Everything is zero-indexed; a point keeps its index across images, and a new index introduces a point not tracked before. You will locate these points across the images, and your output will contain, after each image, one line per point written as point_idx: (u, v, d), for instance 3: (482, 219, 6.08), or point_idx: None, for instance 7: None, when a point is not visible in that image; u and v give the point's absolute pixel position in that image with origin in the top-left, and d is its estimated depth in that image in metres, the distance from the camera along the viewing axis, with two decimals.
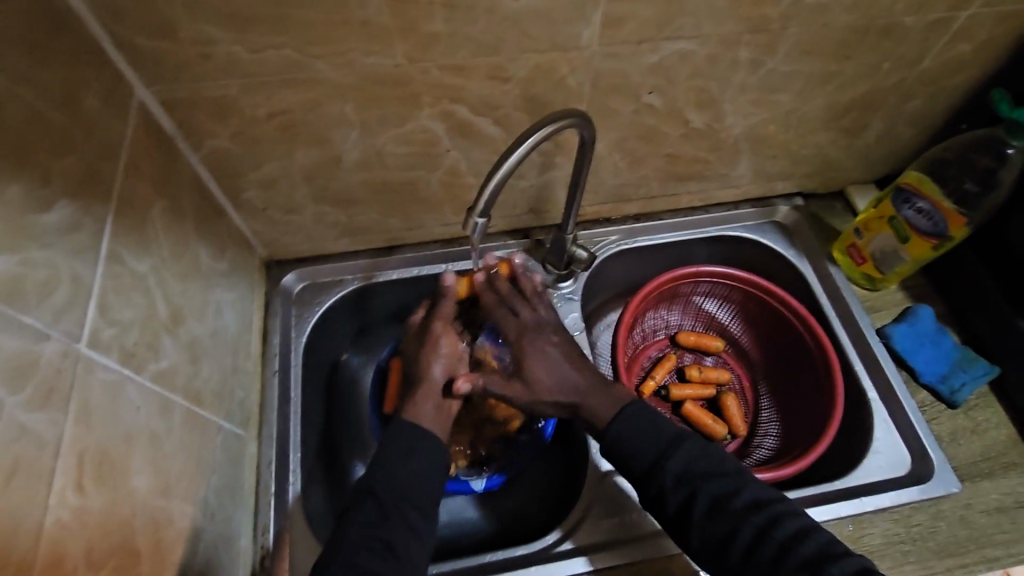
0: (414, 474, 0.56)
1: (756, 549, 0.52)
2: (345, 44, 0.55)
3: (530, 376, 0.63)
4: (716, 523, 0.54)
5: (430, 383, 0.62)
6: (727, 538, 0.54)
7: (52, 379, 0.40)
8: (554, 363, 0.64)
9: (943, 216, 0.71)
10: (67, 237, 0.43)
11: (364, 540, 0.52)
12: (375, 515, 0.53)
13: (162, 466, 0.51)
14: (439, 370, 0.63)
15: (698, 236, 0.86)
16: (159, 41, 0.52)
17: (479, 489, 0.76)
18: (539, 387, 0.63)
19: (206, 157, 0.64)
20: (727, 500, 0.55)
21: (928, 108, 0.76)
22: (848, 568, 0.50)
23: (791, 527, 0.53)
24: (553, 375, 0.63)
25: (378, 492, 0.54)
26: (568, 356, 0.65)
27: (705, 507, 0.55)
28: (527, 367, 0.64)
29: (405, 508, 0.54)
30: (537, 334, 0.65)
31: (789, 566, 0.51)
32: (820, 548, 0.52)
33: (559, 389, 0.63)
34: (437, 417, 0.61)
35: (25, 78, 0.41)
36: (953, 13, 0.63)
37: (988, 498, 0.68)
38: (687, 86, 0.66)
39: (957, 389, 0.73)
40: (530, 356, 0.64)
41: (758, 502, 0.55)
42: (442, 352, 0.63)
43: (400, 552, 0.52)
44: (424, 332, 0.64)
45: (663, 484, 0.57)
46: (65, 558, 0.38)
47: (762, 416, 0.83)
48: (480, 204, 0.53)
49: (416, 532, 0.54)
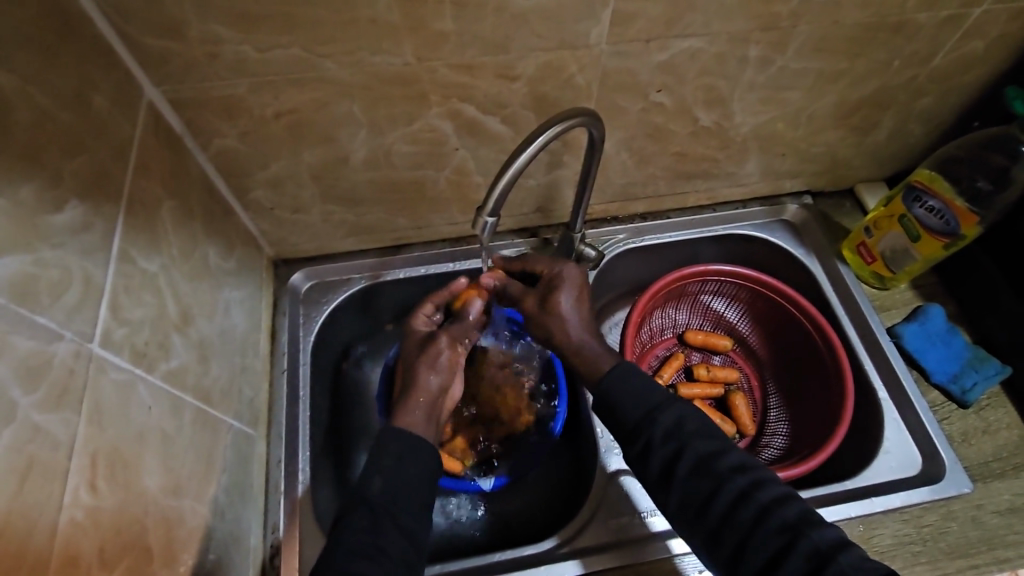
0: (409, 479, 0.55)
1: (735, 509, 0.52)
2: (355, 43, 0.54)
3: (551, 301, 0.65)
4: (698, 481, 0.54)
5: (422, 392, 0.61)
6: (708, 497, 0.53)
7: (65, 378, 0.40)
8: (569, 316, 0.65)
9: (954, 214, 0.70)
10: (79, 237, 0.43)
11: (359, 545, 0.51)
12: (367, 525, 0.52)
13: (173, 466, 0.51)
14: (434, 380, 0.62)
15: (706, 235, 0.86)
16: (170, 41, 0.52)
17: (487, 488, 0.73)
18: (555, 309, 0.65)
19: (215, 157, 0.64)
20: (712, 460, 0.54)
21: (938, 106, 0.75)
22: (827, 538, 0.49)
23: (773, 492, 0.52)
24: (566, 301, 0.65)
25: (370, 500, 0.53)
26: (577, 289, 0.66)
27: (690, 464, 0.54)
28: (551, 296, 0.66)
29: (396, 512, 0.53)
30: (561, 284, 0.66)
31: (768, 529, 0.50)
32: (801, 514, 0.51)
33: (572, 315, 0.65)
34: (428, 424, 0.60)
35: (37, 80, 0.41)
36: (966, 10, 0.62)
37: (1000, 499, 0.68)
38: (696, 84, 0.66)
39: (969, 388, 0.72)
40: (558, 281, 0.66)
41: (743, 464, 0.54)
42: (441, 364, 0.63)
43: (393, 554, 0.51)
44: (430, 341, 0.65)
45: (651, 438, 0.56)
46: (79, 557, 0.38)
47: (771, 415, 0.82)
48: (489, 203, 0.53)
49: (409, 534, 0.53)
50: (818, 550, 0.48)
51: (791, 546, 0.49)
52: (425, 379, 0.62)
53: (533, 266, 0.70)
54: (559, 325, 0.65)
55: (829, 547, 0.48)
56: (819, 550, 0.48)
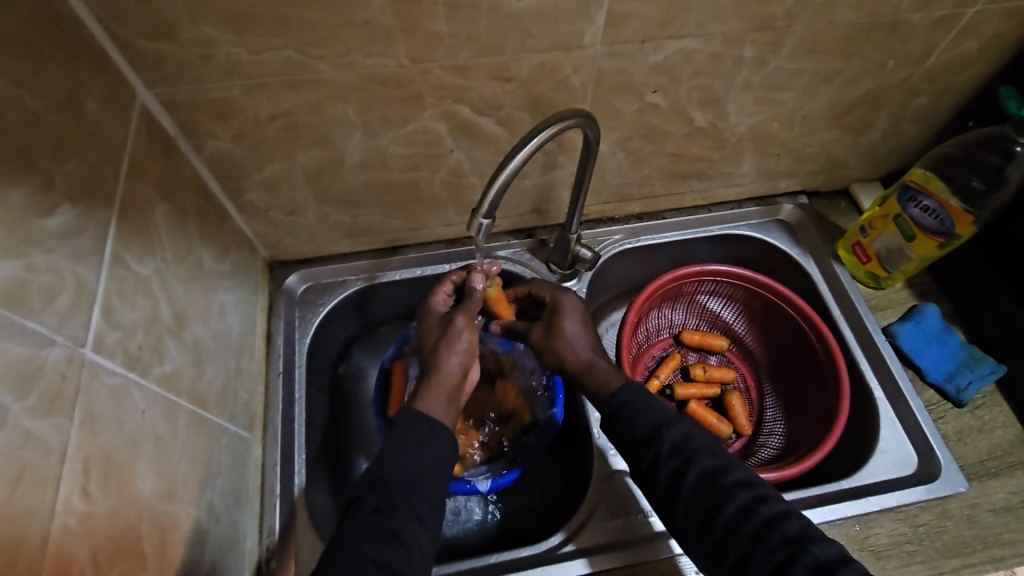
0: (424, 469, 0.54)
1: (738, 522, 0.52)
2: (349, 45, 0.54)
3: (556, 327, 0.67)
4: (702, 496, 0.54)
5: (445, 376, 0.60)
6: (712, 510, 0.53)
7: (57, 385, 0.39)
8: (575, 339, 0.66)
9: (948, 214, 0.70)
10: (71, 242, 0.43)
11: (375, 529, 0.50)
12: (384, 505, 0.52)
13: (167, 470, 0.51)
14: (455, 363, 0.61)
15: (702, 235, 0.86)
16: (162, 43, 0.51)
17: (483, 489, 0.72)
18: (561, 335, 0.66)
19: (209, 159, 0.64)
20: (718, 475, 0.54)
21: (933, 105, 0.75)
22: (831, 551, 0.49)
23: (777, 507, 0.52)
24: (572, 324, 0.67)
25: (389, 483, 0.53)
26: (582, 316, 0.68)
27: (696, 479, 0.54)
28: (556, 320, 0.67)
29: (414, 498, 0.53)
30: (566, 311, 0.68)
31: (771, 541, 0.50)
32: (804, 528, 0.51)
33: (579, 338, 0.66)
34: (448, 409, 0.59)
35: (27, 83, 0.41)
36: (960, 10, 0.62)
37: (995, 497, 0.68)
38: (691, 85, 0.66)
39: (963, 388, 0.73)
40: (562, 308, 0.68)
41: (748, 481, 0.54)
42: (462, 345, 0.62)
43: (410, 542, 0.50)
44: (447, 323, 0.64)
45: (659, 452, 0.56)
46: (72, 562, 0.38)
47: (767, 415, 0.82)
48: (484, 204, 0.53)
49: (424, 523, 0.52)
50: (818, 563, 0.48)
51: (793, 559, 0.49)
52: (447, 363, 0.61)
53: (536, 291, 0.72)
54: (566, 347, 0.66)
55: (830, 560, 0.48)
56: (820, 564, 0.48)
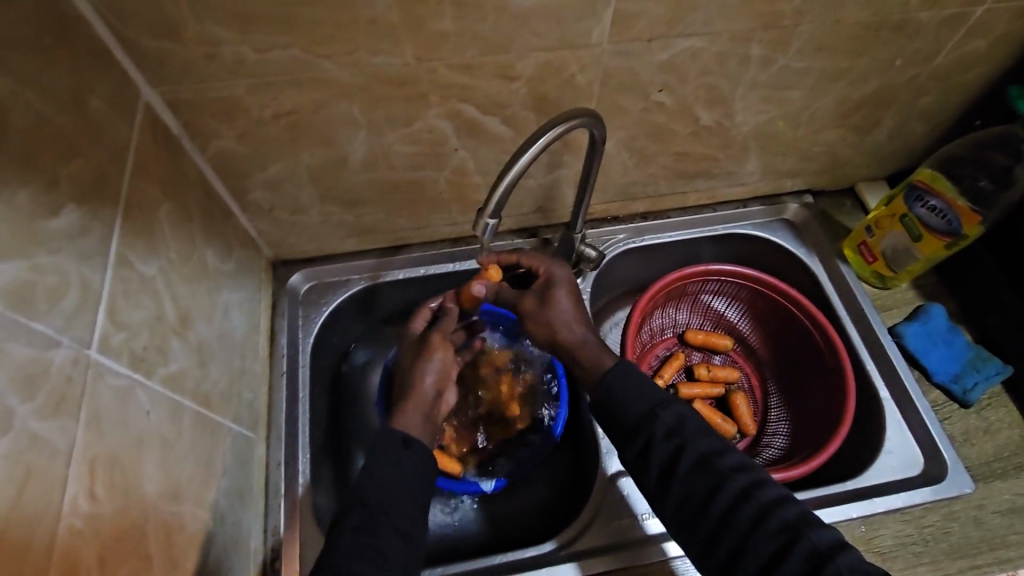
0: (400, 478, 0.54)
1: (734, 508, 0.51)
2: (355, 43, 0.54)
3: (549, 298, 0.65)
4: (698, 480, 0.53)
5: (421, 394, 0.60)
6: (708, 495, 0.52)
7: (63, 387, 0.39)
8: (564, 316, 0.65)
9: (957, 214, 0.70)
10: (76, 242, 0.43)
11: (356, 545, 0.50)
12: (365, 524, 0.51)
13: (172, 470, 0.50)
14: (431, 381, 0.61)
15: (707, 235, 0.85)
16: (167, 42, 0.51)
17: (489, 490, 0.72)
18: (552, 309, 0.65)
19: (213, 158, 0.63)
20: (713, 457, 0.54)
21: (940, 104, 0.75)
22: (825, 537, 0.49)
23: (772, 492, 0.52)
24: (561, 298, 0.65)
25: (366, 500, 0.52)
26: (572, 290, 0.66)
27: (691, 462, 0.54)
28: (547, 295, 0.66)
29: (390, 516, 0.52)
30: (554, 287, 0.66)
31: (768, 528, 0.50)
32: (800, 512, 0.51)
33: (569, 314, 0.64)
34: (425, 426, 0.60)
35: (32, 83, 0.40)
36: (969, 8, 0.61)
37: (1002, 498, 0.68)
38: (698, 83, 0.65)
39: (969, 388, 0.72)
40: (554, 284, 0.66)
41: (743, 465, 0.54)
42: (437, 364, 0.62)
43: (391, 558, 0.50)
44: (422, 342, 0.64)
45: (652, 436, 0.55)
46: (79, 564, 0.38)
47: (772, 415, 0.82)
48: (491, 204, 0.53)
49: (405, 536, 0.52)
50: (815, 549, 0.48)
51: (791, 544, 0.49)
52: (422, 382, 0.61)
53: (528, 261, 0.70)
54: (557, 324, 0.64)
55: (827, 547, 0.48)
56: (818, 548, 0.48)
